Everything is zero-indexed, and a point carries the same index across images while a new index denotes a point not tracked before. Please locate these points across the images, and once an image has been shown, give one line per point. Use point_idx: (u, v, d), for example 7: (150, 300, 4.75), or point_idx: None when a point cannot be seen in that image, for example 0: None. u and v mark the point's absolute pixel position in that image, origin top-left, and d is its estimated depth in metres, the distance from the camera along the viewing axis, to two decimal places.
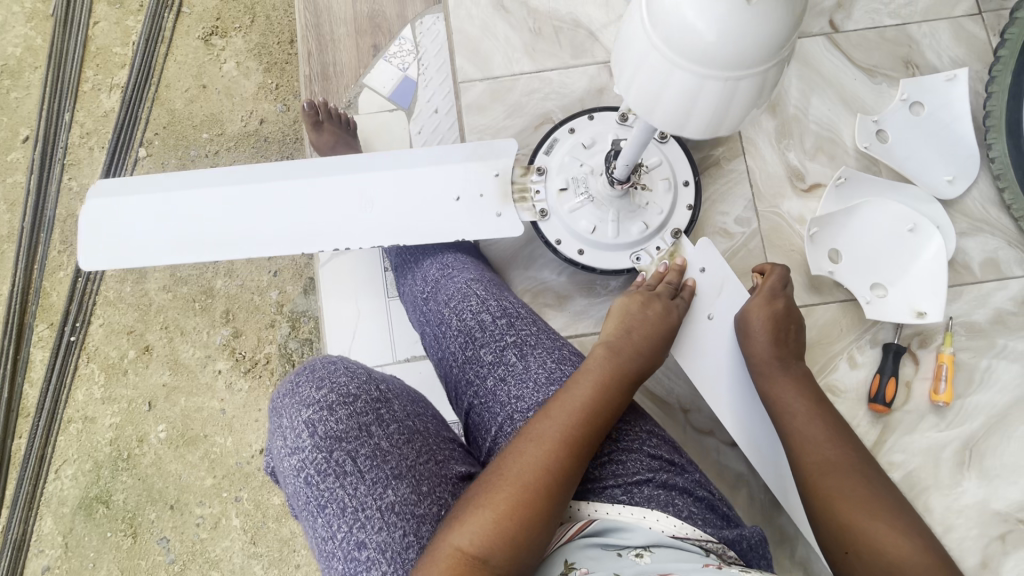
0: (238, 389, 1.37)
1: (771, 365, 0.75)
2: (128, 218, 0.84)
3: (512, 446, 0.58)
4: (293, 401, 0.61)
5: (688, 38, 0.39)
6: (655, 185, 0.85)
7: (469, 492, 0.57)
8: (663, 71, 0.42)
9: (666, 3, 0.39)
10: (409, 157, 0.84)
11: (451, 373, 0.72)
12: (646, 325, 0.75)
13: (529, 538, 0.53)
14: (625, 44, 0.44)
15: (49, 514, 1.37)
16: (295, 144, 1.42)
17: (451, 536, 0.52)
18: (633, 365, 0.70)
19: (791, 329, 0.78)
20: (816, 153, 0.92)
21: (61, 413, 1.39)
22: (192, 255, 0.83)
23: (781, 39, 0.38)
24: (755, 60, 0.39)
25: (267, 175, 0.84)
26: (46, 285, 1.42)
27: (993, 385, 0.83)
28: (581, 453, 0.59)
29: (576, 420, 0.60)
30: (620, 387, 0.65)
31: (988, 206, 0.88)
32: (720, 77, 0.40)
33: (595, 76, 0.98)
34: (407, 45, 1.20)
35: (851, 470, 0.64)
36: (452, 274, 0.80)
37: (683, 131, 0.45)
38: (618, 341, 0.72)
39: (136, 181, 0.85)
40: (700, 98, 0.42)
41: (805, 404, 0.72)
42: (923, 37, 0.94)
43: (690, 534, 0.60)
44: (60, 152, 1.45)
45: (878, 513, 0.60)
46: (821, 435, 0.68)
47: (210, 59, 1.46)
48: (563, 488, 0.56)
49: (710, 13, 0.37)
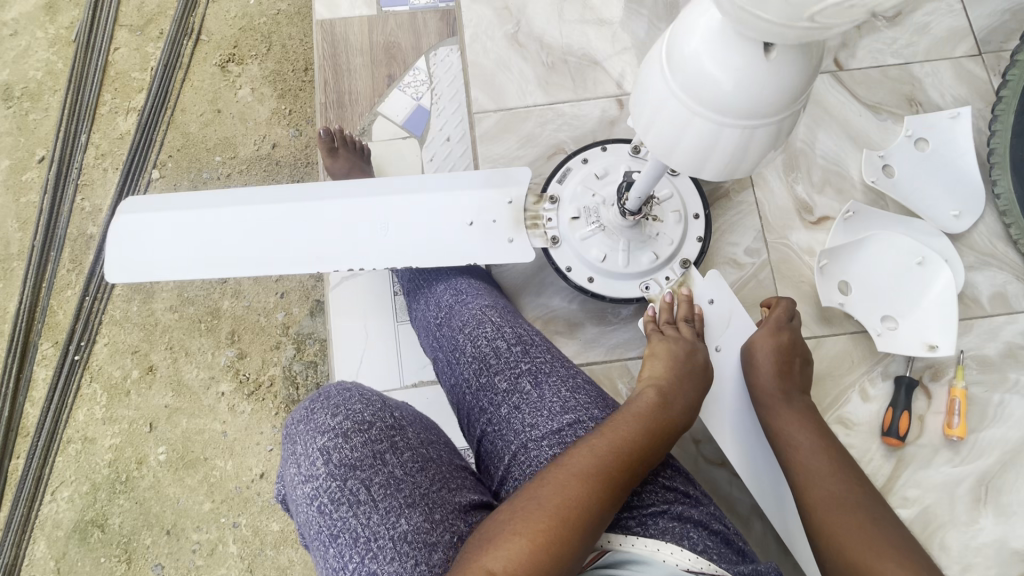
0: (241, 412, 1.36)
1: (774, 398, 0.76)
2: (143, 240, 0.85)
3: (549, 474, 0.57)
4: (308, 428, 0.61)
5: (708, 89, 0.40)
6: (666, 217, 0.86)
7: (501, 514, 0.55)
8: (682, 116, 0.43)
9: (685, 53, 0.41)
10: (424, 182, 0.85)
11: (464, 400, 0.72)
12: (693, 371, 0.75)
13: (558, 570, 0.52)
14: (645, 88, 0.46)
15: (43, 538, 1.34)
16: (306, 169, 1.45)
17: (483, 559, 0.51)
18: (678, 414, 0.70)
19: (795, 362, 0.78)
20: (823, 187, 0.93)
21: (61, 434, 1.37)
22: (208, 277, 0.85)
23: (798, 91, 0.39)
24: (771, 110, 0.40)
25: (282, 200, 0.85)
26: (53, 304, 1.42)
27: (1005, 420, 0.83)
28: (618, 492, 0.58)
29: (615, 456, 0.59)
30: (659, 431, 0.65)
31: (994, 240, 0.89)
32: (737, 124, 0.41)
33: (606, 109, 1.01)
34: (421, 76, 1.24)
35: (854, 507, 0.64)
36: (466, 300, 0.80)
37: (699, 174, 0.46)
38: (666, 383, 0.73)
39: (152, 201, 0.86)
40: (715, 145, 0.43)
41: (808, 439, 0.72)
42: (926, 76, 0.96)
43: (705, 569, 0.58)
44: (74, 173, 1.47)
45: (886, 551, 0.59)
46: (823, 470, 0.69)
47: (226, 85, 1.49)
48: (595, 523, 0.55)
49: (728, 65, 0.39)
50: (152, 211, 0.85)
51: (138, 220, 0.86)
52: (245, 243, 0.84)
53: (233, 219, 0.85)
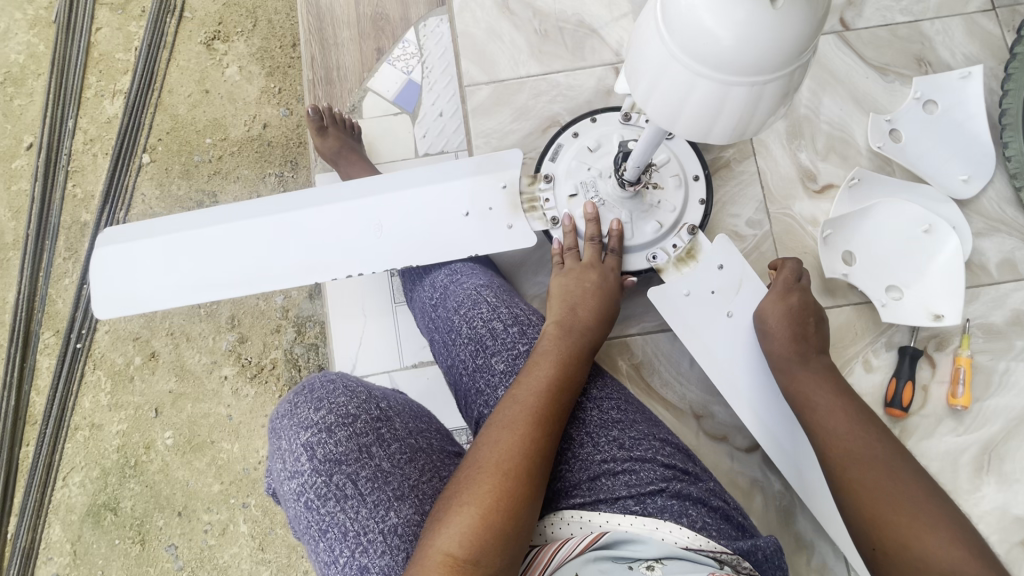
0: (244, 395, 1.36)
1: (791, 361, 0.74)
2: (125, 272, 0.84)
3: (485, 438, 0.58)
4: (292, 423, 0.60)
5: (711, 48, 0.36)
6: (665, 183, 0.84)
7: (448, 492, 0.55)
8: (686, 80, 0.39)
9: (684, 14, 0.37)
10: (409, 178, 0.84)
11: (461, 382, 0.71)
12: (591, 305, 0.75)
13: (516, 526, 0.53)
14: (641, 56, 0.42)
15: (58, 522, 1.37)
16: (299, 148, 1.42)
17: (439, 540, 0.51)
18: (585, 340, 0.71)
19: (809, 323, 0.77)
20: (827, 154, 0.90)
21: (68, 421, 1.39)
22: (206, 300, 0.83)
23: (808, 38, 0.35)
24: (781, 63, 0.36)
25: (265, 208, 0.84)
26: (52, 292, 1.41)
27: (1011, 388, 0.82)
28: (553, 432, 0.60)
29: (543, 398, 0.61)
30: (575, 362, 0.66)
31: (1004, 205, 0.87)
32: (745, 83, 0.37)
33: (603, 78, 0.97)
34: (410, 48, 1.20)
35: (876, 460, 0.63)
36: (461, 281, 0.78)
37: (708, 138, 0.42)
38: (566, 319, 0.72)
39: (130, 228, 0.85)
40: (723, 106, 0.39)
41: (825, 399, 0.71)
42: (936, 34, 0.92)
43: (704, 547, 0.57)
44: (64, 159, 1.44)
45: (910, 508, 0.58)
46: (842, 428, 0.67)
47: (213, 64, 1.45)
48: (539, 470, 0.57)
49: (728, 18, 0.35)
50: (134, 237, 0.85)
51: (126, 248, 0.84)
52: (237, 260, 0.83)
53: (223, 237, 0.84)
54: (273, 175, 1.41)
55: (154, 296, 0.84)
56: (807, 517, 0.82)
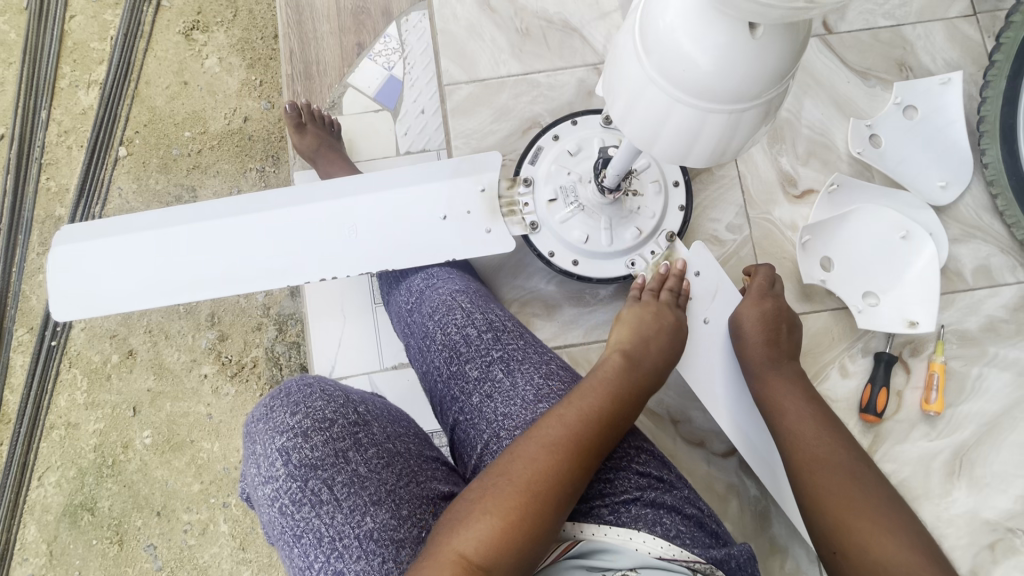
0: (225, 394, 1.34)
1: (763, 365, 0.75)
2: (97, 270, 0.82)
3: (521, 446, 0.57)
4: (267, 426, 0.58)
5: (689, 73, 0.34)
6: (645, 188, 0.83)
7: (473, 493, 0.55)
8: (663, 105, 0.36)
9: (660, 33, 0.34)
10: (388, 178, 0.82)
11: (436, 388, 0.69)
12: (660, 338, 0.74)
13: (531, 544, 0.52)
14: (617, 75, 0.38)
15: (33, 522, 1.34)
16: (280, 142, 1.39)
17: (457, 541, 0.51)
18: (643, 375, 0.69)
19: (782, 328, 0.77)
20: (808, 159, 0.90)
21: (44, 419, 1.36)
22: (178, 299, 0.81)
23: (789, 65, 0.33)
24: (760, 89, 0.33)
25: (243, 205, 0.82)
26: (26, 289, 1.38)
27: (983, 394, 0.83)
28: (590, 460, 0.58)
29: (588, 425, 0.59)
30: (629, 399, 0.65)
31: (980, 212, 0.87)
32: (725, 110, 0.34)
33: (585, 79, 0.96)
34: (392, 43, 1.17)
35: (840, 465, 0.63)
36: (437, 285, 0.77)
37: (685, 164, 0.40)
38: (632, 349, 0.72)
39: (102, 224, 0.83)
40: (701, 133, 0.37)
41: (795, 406, 0.71)
42: (917, 39, 0.92)
43: (677, 556, 0.58)
44: (37, 151, 1.40)
45: (868, 513, 0.58)
46: (812, 433, 0.67)
47: (192, 55, 1.41)
48: (569, 495, 0.56)
49: (706, 43, 0.32)
50: (106, 234, 0.82)
51: (96, 246, 0.82)
52: (212, 260, 0.82)
53: (199, 236, 0.82)
54: (254, 170, 1.38)
55: (125, 295, 0.82)
56: (782, 521, 0.82)
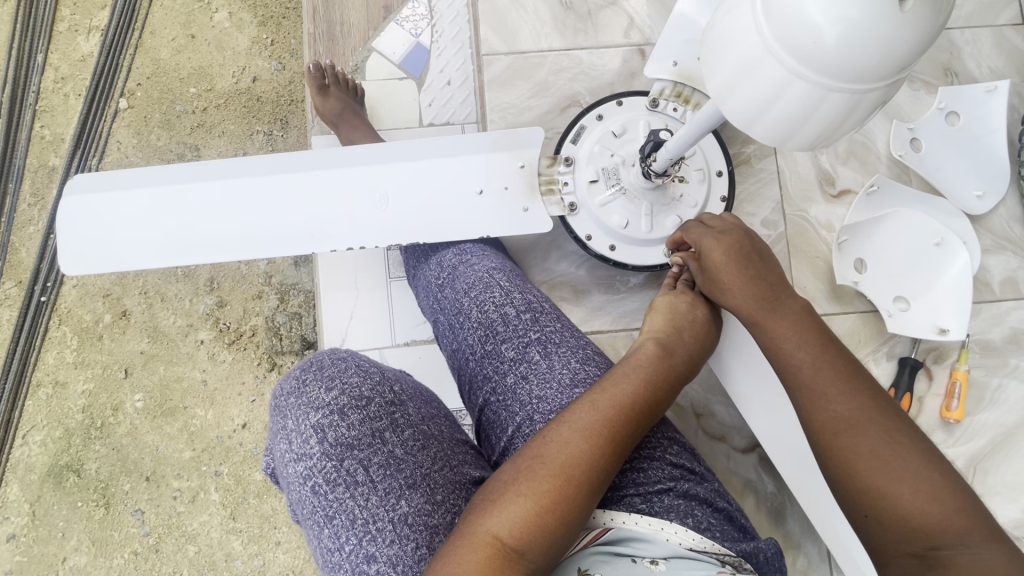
0: (221, 361, 1.30)
1: (757, 308, 0.64)
2: (111, 226, 0.78)
3: (554, 431, 0.55)
4: (300, 401, 0.56)
5: (815, 48, 0.33)
6: (690, 176, 0.81)
7: (506, 475, 0.53)
8: (778, 80, 0.35)
9: (788, 5, 0.33)
10: (424, 150, 0.79)
11: (466, 367, 0.67)
12: (695, 326, 0.70)
13: (565, 531, 0.50)
14: (727, 47, 0.38)
15: (15, 481, 1.30)
16: (290, 106, 1.34)
17: (490, 524, 0.49)
18: (683, 366, 0.66)
19: (758, 260, 0.67)
20: (847, 158, 0.89)
21: (29, 376, 1.31)
22: (196, 262, 0.78)
23: (923, 49, 0.32)
24: (888, 71, 0.33)
25: (271, 169, 0.79)
26: (15, 240, 1.31)
27: (1001, 404, 0.84)
28: (624, 446, 0.55)
29: (624, 413, 0.56)
30: (666, 388, 0.62)
31: (1013, 224, 0.87)
32: (846, 90, 0.34)
33: (628, 59, 0.96)
34: (420, 8, 1.04)
35: (869, 425, 0.53)
36: (471, 262, 0.75)
37: (787, 146, 0.39)
38: (668, 339, 0.67)
39: (119, 176, 0.79)
40: (814, 114, 0.36)
41: (809, 354, 0.59)
42: (965, 44, 0.91)
43: (709, 549, 0.57)
44: (31, 97, 1.33)
45: (906, 475, 0.50)
46: (830, 388, 0.55)
47: (200, 8, 1.34)
48: (603, 484, 0.53)
49: (842, 16, 0.31)
50: (123, 187, 0.78)
51: (110, 199, 0.78)
52: (230, 222, 0.78)
53: (221, 197, 0.78)
54: (261, 133, 1.33)
55: (139, 253, 0.78)
56: (797, 518, 0.83)
